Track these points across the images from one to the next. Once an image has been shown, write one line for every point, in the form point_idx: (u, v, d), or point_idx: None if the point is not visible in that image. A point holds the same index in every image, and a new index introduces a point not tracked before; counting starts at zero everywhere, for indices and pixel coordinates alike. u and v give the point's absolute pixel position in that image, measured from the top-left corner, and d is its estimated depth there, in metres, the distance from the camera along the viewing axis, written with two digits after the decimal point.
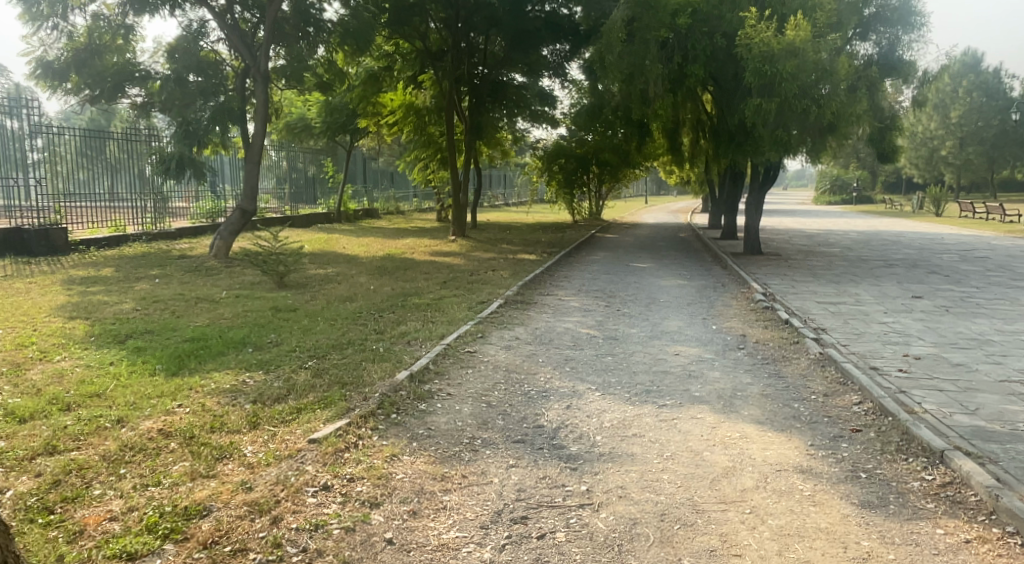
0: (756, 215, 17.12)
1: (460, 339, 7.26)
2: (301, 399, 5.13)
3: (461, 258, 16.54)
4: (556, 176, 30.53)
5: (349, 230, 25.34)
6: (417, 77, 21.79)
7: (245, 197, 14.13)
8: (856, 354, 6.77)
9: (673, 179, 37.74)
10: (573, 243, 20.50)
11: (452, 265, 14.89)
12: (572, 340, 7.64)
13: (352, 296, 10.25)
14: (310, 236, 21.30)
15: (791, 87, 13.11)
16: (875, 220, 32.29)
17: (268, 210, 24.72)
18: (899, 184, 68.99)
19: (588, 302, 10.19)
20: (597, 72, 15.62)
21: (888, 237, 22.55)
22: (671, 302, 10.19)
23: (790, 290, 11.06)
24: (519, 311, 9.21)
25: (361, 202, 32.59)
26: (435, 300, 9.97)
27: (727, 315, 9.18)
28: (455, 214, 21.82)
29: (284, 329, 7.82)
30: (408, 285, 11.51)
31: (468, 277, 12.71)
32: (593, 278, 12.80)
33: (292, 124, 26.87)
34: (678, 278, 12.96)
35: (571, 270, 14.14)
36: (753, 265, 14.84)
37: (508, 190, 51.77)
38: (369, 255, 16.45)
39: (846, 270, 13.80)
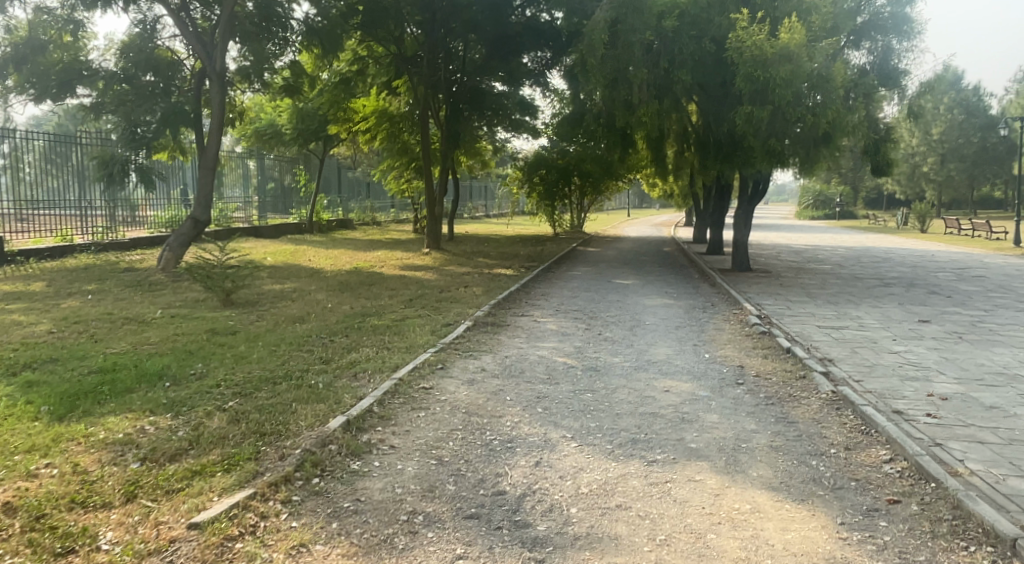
0: (745, 230, 16.30)
1: (416, 371, 6.26)
2: (202, 456, 4.11)
3: (433, 273, 15.53)
4: (537, 188, 29.69)
5: (320, 241, 24.23)
6: (391, 82, 20.78)
7: (197, 205, 13.23)
8: (873, 394, 5.84)
9: (656, 192, 37.05)
10: (553, 257, 19.56)
11: (423, 281, 13.90)
12: (546, 372, 6.67)
13: (304, 317, 9.21)
14: (277, 248, 20.20)
15: (784, 94, 12.27)
16: (861, 237, 31.72)
17: (235, 219, 23.53)
18: (880, 200, 69.13)
19: (567, 325, 9.22)
20: (579, 76, 14.75)
21: (878, 253, 21.88)
22: (657, 326, 9.25)
23: (786, 313, 10.18)
24: (488, 336, 8.22)
25: (335, 212, 31.51)
26: (396, 322, 8.96)
27: (721, 342, 8.26)
28: (430, 226, 20.82)
29: (214, 359, 6.77)
30: (370, 303, 10.48)
31: (437, 294, 11.71)
32: (572, 297, 11.86)
33: (262, 129, 25.76)
34: (664, 297, 12.06)
35: (550, 287, 13.19)
36: (742, 283, 13.99)
37: (488, 202, 50.90)
38: (335, 269, 15.40)
39: (842, 290, 12.99)
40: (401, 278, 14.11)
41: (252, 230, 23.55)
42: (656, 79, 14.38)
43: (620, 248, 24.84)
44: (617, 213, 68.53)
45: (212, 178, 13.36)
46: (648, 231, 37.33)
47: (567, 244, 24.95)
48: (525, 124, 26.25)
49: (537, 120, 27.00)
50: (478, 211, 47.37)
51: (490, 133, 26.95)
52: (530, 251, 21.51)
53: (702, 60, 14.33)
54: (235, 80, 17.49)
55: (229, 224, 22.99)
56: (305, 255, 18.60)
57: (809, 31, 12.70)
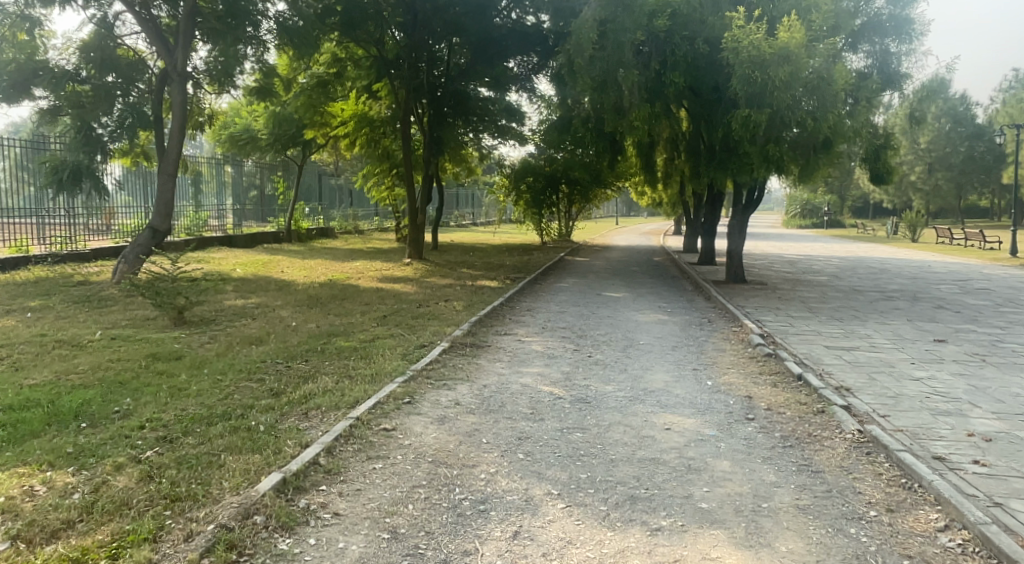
0: (740, 239, 15.57)
1: (377, 407, 5.42)
2: (90, 536, 3.28)
3: (412, 285, 14.68)
4: (523, 196, 28.95)
5: (297, 250, 23.33)
6: (370, 86, 19.88)
7: (156, 214, 12.44)
8: (907, 435, 5.06)
9: (645, 201, 36.36)
10: (539, 268, 18.75)
11: (400, 294, 13.05)
12: (529, 406, 5.84)
13: (261, 338, 8.34)
14: (250, 258, 19.31)
15: (784, 98, 11.51)
16: (853, 246, 31.16)
17: (208, 227, 22.59)
18: (867, 209, 69.10)
19: (553, 346, 8.39)
20: (567, 77, 13.98)
21: (874, 264, 21.25)
22: (652, 346, 8.44)
23: (789, 331, 9.41)
24: (465, 360, 7.38)
25: (316, 220, 30.63)
26: (365, 343, 8.11)
27: (723, 366, 7.45)
28: (411, 235, 19.96)
29: (147, 392, 5.92)
30: (338, 321, 9.63)
31: (412, 310, 10.88)
32: (559, 313, 11.05)
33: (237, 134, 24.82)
34: (657, 312, 11.27)
35: (536, 301, 12.37)
36: (739, 296, 13.25)
37: (475, 210, 50.17)
38: (308, 281, 14.52)
39: (844, 304, 12.25)
40: (377, 291, 13.25)
41: (226, 239, 22.63)
42: (647, 82, 13.61)
43: (608, 258, 24.10)
44: (606, 222, 68.06)
45: (172, 185, 12.55)
46: (637, 240, 36.68)
47: (553, 254, 24.18)
48: (511, 130, 25.46)
49: (524, 127, 26.30)
50: (464, 219, 46.60)
51: (475, 139, 26.14)
52: (515, 261, 20.71)
53: (696, 61, 13.59)
54: (204, 80, 16.59)
55: (202, 233, 22.09)
56: (279, 266, 17.69)
57: (809, 30, 11.96)
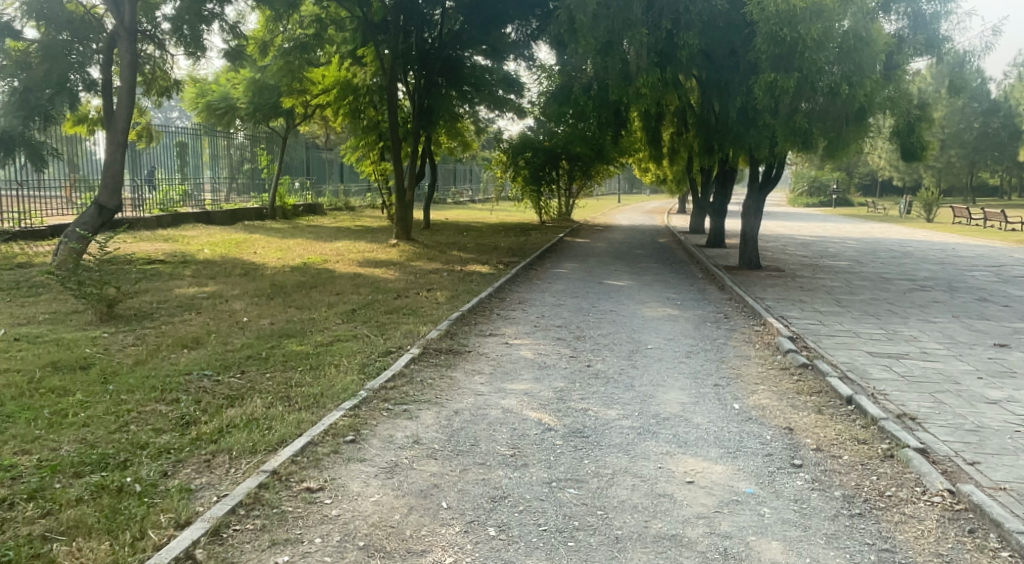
0: (755, 222, 14.20)
1: (307, 451, 4.09)
2: None
3: (395, 269, 13.34)
4: (521, 171, 27.52)
5: (280, 228, 21.93)
6: (355, 52, 18.39)
7: (104, 189, 11.03)
8: (1018, 498, 3.73)
9: (648, 178, 34.88)
10: (536, 250, 17.39)
11: (379, 281, 11.71)
12: (509, 444, 4.52)
13: (198, 340, 7.00)
14: (224, 236, 17.96)
15: (815, 61, 10.07)
16: (866, 227, 29.78)
17: (183, 202, 21.18)
18: (874, 187, 67.58)
19: (546, 352, 7.06)
20: (566, 39, 12.55)
21: (895, 246, 19.87)
22: (663, 353, 7.12)
23: (821, 332, 8.06)
24: (437, 372, 6.06)
25: (303, 196, 29.18)
26: (321, 347, 6.77)
27: (751, 382, 6.13)
28: (399, 213, 18.60)
29: (19, 421, 4.60)
30: (298, 315, 8.30)
31: (386, 302, 9.57)
32: (554, 306, 9.72)
33: (214, 103, 23.31)
34: (666, 305, 9.94)
35: (529, 291, 11.05)
36: (757, 285, 11.91)
37: (472, 187, 48.65)
38: (279, 264, 13.19)
39: (875, 296, 10.91)
40: (354, 277, 11.92)
41: (204, 215, 21.23)
42: (657, 43, 12.14)
43: (610, 238, 22.72)
44: (607, 199, 66.49)
45: (122, 156, 11.19)
46: (640, 219, 35.38)
47: (552, 234, 22.82)
48: (508, 102, 23.97)
49: (523, 98, 24.83)
50: (461, 195, 45.09)
51: (470, 111, 24.62)
52: (510, 242, 19.34)
53: (711, 21, 12.17)
54: (167, 39, 15.09)
55: (176, 209, 20.71)
56: (254, 246, 16.31)
57: None
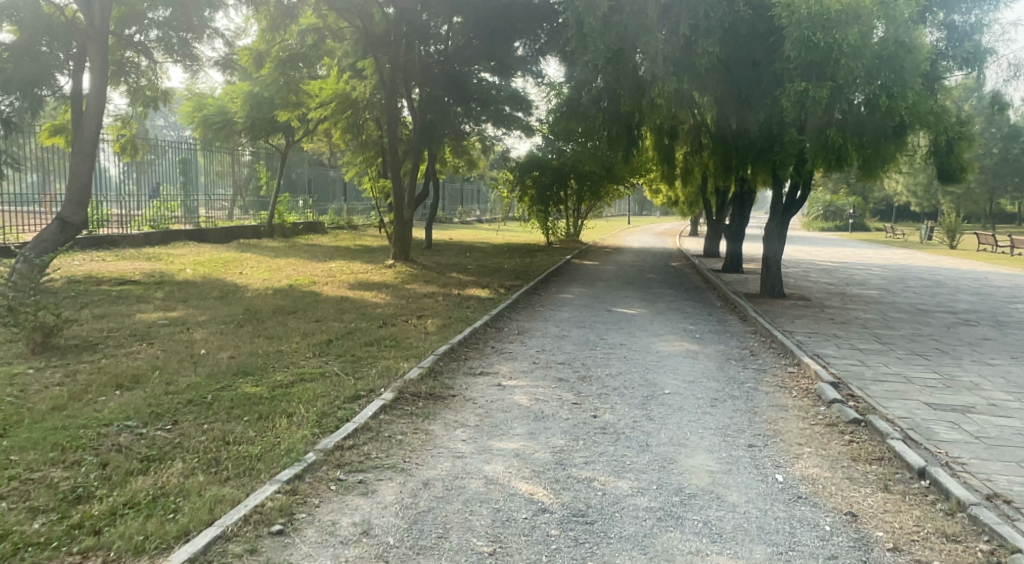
0: (777, 245, 13.16)
1: (211, 553, 3.05)
2: None
3: (387, 293, 12.32)
4: (529, 191, 26.59)
5: (275, 247, 20.99)
6: (355, 64, 17.57)
7: (67, 204, 10.09)
8: None
9: (658, 199, 33.93)
10: (542, 273, 16.35)
11: (368, 306, 10.73)
12: (489, 535, 3.45)
13: (138, 378, 5.95)
14: (213, 255, 17.00)
15: (851, 69, 9.05)
16: (889, 253, 28.43)
17: (176, 219, 20.30)
18: (889, 212, 66.14)
19: (544, 398, 6.00)
20: (575, 46, 11.65)
21: (924, 274, 18.66)
22: (684, 402, 6.04)
23: (866, 376, 6.97)
24: (411, 425, 5.00)
25: (304, 213, 28.35)
26: (280, 389, 5.71)
27: (792, 443, 5.05)
28: (398, 233, 17.61)
29: None
30: (264, 348, 7.26)
31: (367, 331, 8.54)
32: (557, 338, 8.68)
33: (211, 117, 22.58)
34: (684, 340, 8.86)
35: (531, 320, 10.01)
36: (784, 316, 10.82)
37: (480, 207, 47.88)
38: (262, 287, 12.17)
39: (917, 331, 9.80)
40: (340, 302, 10.91)
41: (197, 233, 20.33)
42: (674, 51, 11.17)
43: (621, 261, 21.69)
44: (617, 220, 65.72)
45: (89, 168, 10.29)
46: (650, 241, 34.32)
47: (559, 256, 21.82)
48: (516, 120, 23.17)
49: (530, 116, 23.95)
50: (469, 215, 44.34)
51: (476, 128, 23.80)
52: (515, 264, 18.34)
53: (732, 29, 11.23)
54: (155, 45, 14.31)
55: (168, 226, 19.83)
56: (242, 265, 15.33)
57: None
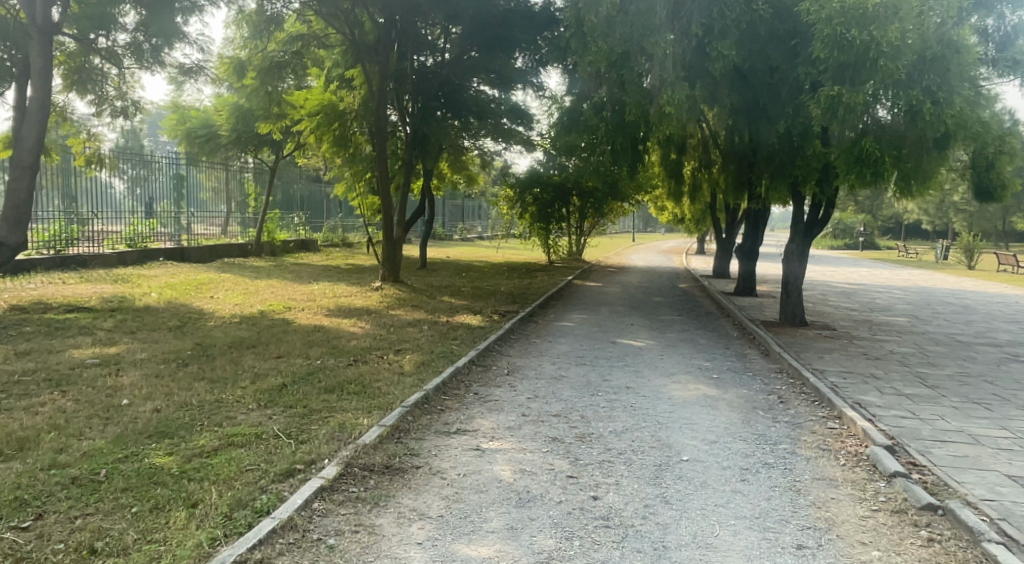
0: (799, 268, 11.99)
1: None
2: None
3: (368, 320, 11.18)
4: (530, 208, 25.48)
5: (261, 266, 19.88)
6: (344, 73, 16.53)
7: (3, 224, 9.04)
8: None
9: (664, 217, 32.81)
10: (541, 296, 15.18)
11: (344, 337, 9.57)
12: None
13: (26, 441, 4.77)
14: (188, 275, 15.85)
15: (892, 71, 7.91)
16: (907, 274, 27.23)
17: (157, 237, 19.23)
18: (899, 230, 65.00)
19: (531, 468, 4.79)
20: (574, 49, 10.60)
21: (950, 298, 17.46)
22: (708, 473, 4.85)
23: (925, 436, 5.75)
24: (356, 518, 3.82)
25: (296, 230, 27.29)
26: (196, 460, 4.52)
27: (855, 543, 3.85)
28: (386, 252, 16.43)
29: None
30: (200, 396, 6.07)
31: (332, 370, 7.37)
32: (553, 380, 7.49)
33: (195, 130, 21.58)
34: (699, 381, 7.68)
35: (525, 355, 8.85)
36: (810, 350, 9.64)
37: (481, 223, 46.97)
38: (229, 313, 11.00)
39: (964, 370, 8.61)
40: (311, 333, 9.72)
41: (178, 251, 19.23)
42: (685, 54, 10.06)
43: (625, 282, 20.54)
44: (621, 238, 64.89)
45: (29, 183, 9.21)
46: (656, 260, 33.22)
47: (560, 276, 20.65)
48: (516, 134, 22.14)
49: (532, 130, 22.93)
50: (469, 232, 43.46)
51: (474, 142, 22.79)
52: (513, 286, 17.16)
53: (750, 30, 10.16)
54: (125, 52, 13.22)
55: (147, 245, 18.74)
56: (217, 287, 14.19)
57: None
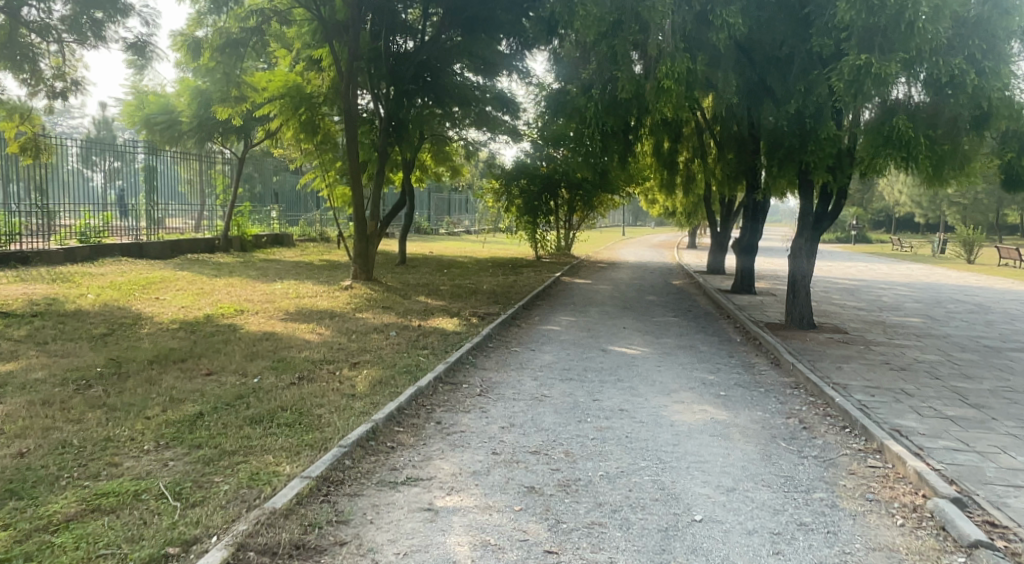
0: (807, 265, 10.87)
1: None
2: None
3: (329, 324, 9.96)
4: (516, 201, 24.28)
5: (227, 262, 18.55)
6: (311, 54, 15.27)
7: None
8: None
9: (655, 210, 31.63)
10: (525, 296, 13.99)
11: (296, 347, 8.33)
12: None
13: None
14: (140, 274, 14.52)
15: (931, 36, 6.78)
16: (908, 268, 26.19)
17: (112, 231, 17.88)
18: (890, 223, 64.28)
19: (497, 541, 3.58)
20: (558, 18, 9.44)
21: (962, 296, 16.39)
22: (730, 544, 3.66)
23: (994, 480, 4.58)
24: None
25: (270, 224, 25.95)
26: (34, 539, 3.31)
27: None
28: (359, 248, 15.14)
29: None
30: (86, 433, 4.85)
31: (267, 392, 6.15)
32: (533, 401, 6.29)
33: (155, 117, 20.15)
34: (705, 402, 6.51)
35: (502, 368, 7.66)
36: (826, 360, 8.50)
37: (468, 217, 45.72)
38: (169, 319, 9.71)
39: (1007, 384, 7.48)
40: (258, 341, 8.48)
41: (135, 247, 17.87)
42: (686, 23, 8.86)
43: (615, 279, 19.36)
44: (611, 231, 63.91)
45: None
46: (648, 254, 32.11)
47: (547, 273, 19.45)
48: (500, 123, 20.90)
49: (519, 119, 21.77)
50: (455, 226, 42.24)
51: (456, 131, 21.53)
52: (496, 284, 15.96)
53: None
54: (64, 24, 11.78)
55: (101, 240, 17.40)
56: (167, 287, 12.89)
57: None
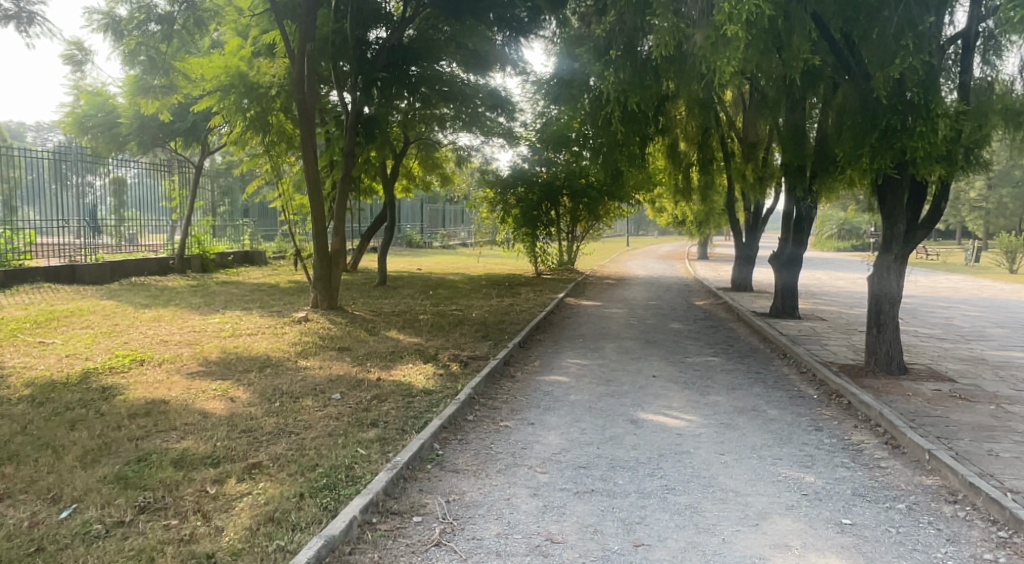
0: (896, 287, 8.22)
1: None
2: None
3: (252, 381, 7.26)
4: (512, 211, 21.62)
5: (175, 286, 15.83)
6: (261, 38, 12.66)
7: None
8: None
9: (662, 219, 29.01)
10: (523, 326, 11.27)
11: (180, 428, 5.59)
12: None
13: None
14: (51, 304, 11.82)
15: None
16: (954, 281, 23.32)
17: (37, 252, 15.22)
18: None
19: None
20: None
21: None
22: None
23: None
24: None
25: (240, 240, 23.26)
26: None
27: None
28: (319, 269, 12.42)
29: None
30: None
31: (56, 557, 3.45)
32: (531, 559, 3.58)
33: (92, 118, 17.50)
34: (828, 551, 3.80)
35: (484, 466, 4.94)
36: (962, 436, 5.80)
37: (463, 229, 43.30)
38: (26, 378, 6.97)
39: None
40: (128, 419, 5.75)
41: (65, 270, 15.18)
42: None
43: (628, 299, 16.67)
44: (614, 242, 61.59)
45: None
46: (657, 267, 29.42)
47: (549, 294, 16.75)
48: (494, 125, 18.35)
49: (517, 119, 19.27)
50: (450, 238, 39.75)
51: (443, 133, 19.01)
52: (487, 310, 13.26)
53: None
54: None
55: (24, 262, 14.75)
56: (70, 324, 10.18)
57: None
